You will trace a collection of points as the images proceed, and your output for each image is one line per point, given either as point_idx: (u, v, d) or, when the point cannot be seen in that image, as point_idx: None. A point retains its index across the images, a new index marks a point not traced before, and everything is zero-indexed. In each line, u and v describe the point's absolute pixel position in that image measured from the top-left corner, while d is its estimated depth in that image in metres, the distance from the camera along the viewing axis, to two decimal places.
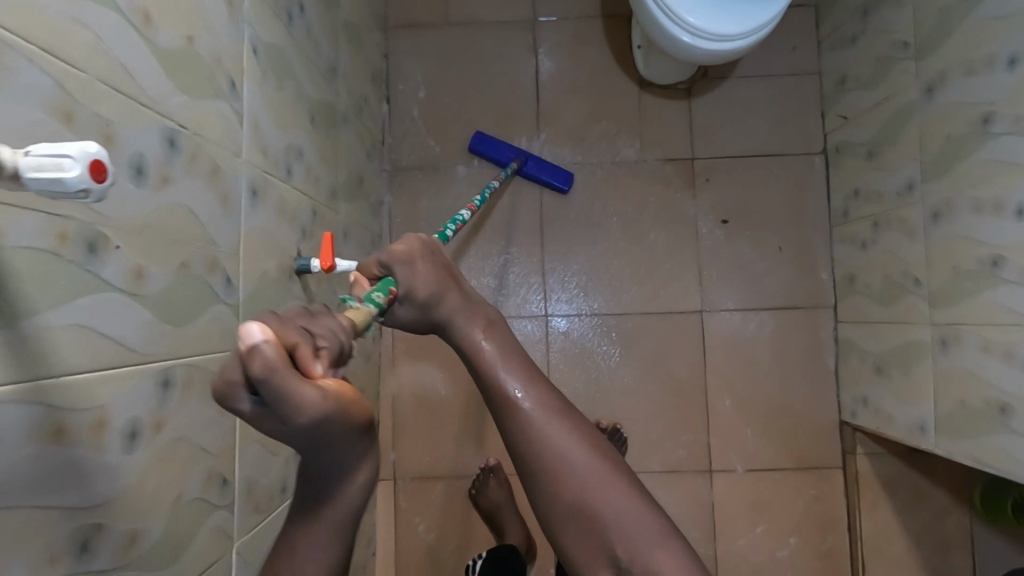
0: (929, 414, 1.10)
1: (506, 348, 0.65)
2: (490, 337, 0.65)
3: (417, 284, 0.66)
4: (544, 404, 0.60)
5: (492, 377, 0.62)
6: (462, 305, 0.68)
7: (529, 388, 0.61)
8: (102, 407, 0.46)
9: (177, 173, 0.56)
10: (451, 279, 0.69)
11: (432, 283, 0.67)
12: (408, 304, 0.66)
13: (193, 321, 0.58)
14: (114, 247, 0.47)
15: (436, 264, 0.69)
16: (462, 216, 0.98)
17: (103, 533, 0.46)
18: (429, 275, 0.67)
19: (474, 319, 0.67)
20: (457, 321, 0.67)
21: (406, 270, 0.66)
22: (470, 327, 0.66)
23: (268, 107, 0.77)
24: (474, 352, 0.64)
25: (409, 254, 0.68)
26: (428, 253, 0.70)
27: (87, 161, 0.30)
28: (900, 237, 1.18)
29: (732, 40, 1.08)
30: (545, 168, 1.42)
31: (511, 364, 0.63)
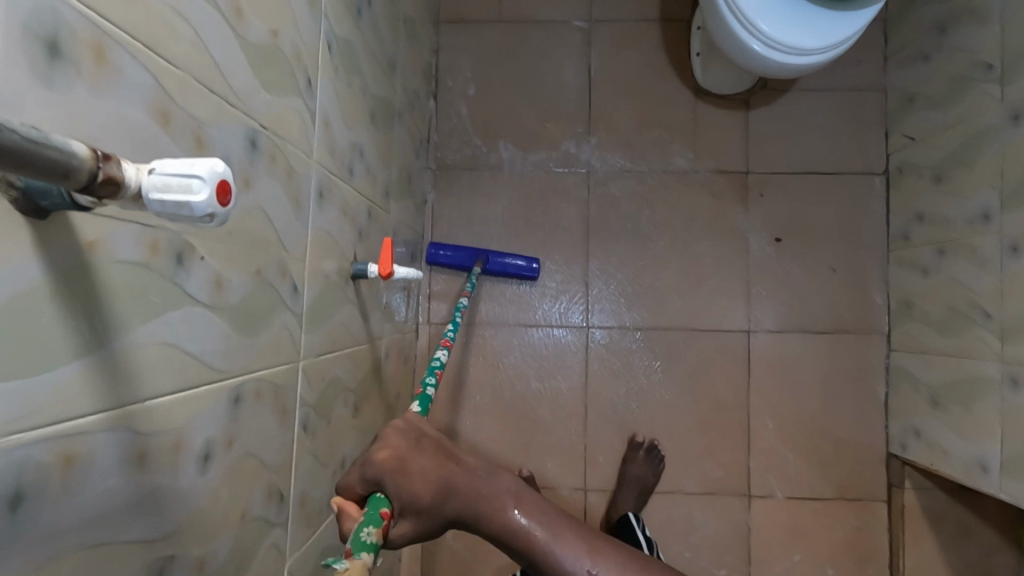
0: (990, 453, 1.05)
1: (545, 516, 0.55)
2: (527, 514, 0.55)
3: (421, 492, 0.53)
4: (609, 562, 0.53)
5: (549, 558, 0.53)
6: (486, 484, 0.56)
7: (591, 554, 0.53)
8: (182, 427, 0.43)
9: (257, 176, 0.53)
10: (453, 465, 0.56)
11: (432, 487, 0.54)
12: (409, 517, 0.53)
13: (264, 331, 0.56)
14: (199, 256, 0.44)
15: (428, 449, 0.57)
16: (438, 360, 0.90)
17: (176, 561, 0.43)
18: (428, 471, 0.55)
19: (503, 496, 0.55)
20: (488, 510, 0.54)
21: (399, 484, 0.54)
22: (500, 508, 0.54)
23: (337, 104, 0.74)
24: (523, 541, 0.54)
25: (397, 457, 0.55)
26: (411, 438, 0.57)
27: (215, 182, 0.27)
28: (968, 266, 1.12)
29: (808, 54, 1.03)
30: (508, 265, 1.35)
31: (560, 532, 0.54)
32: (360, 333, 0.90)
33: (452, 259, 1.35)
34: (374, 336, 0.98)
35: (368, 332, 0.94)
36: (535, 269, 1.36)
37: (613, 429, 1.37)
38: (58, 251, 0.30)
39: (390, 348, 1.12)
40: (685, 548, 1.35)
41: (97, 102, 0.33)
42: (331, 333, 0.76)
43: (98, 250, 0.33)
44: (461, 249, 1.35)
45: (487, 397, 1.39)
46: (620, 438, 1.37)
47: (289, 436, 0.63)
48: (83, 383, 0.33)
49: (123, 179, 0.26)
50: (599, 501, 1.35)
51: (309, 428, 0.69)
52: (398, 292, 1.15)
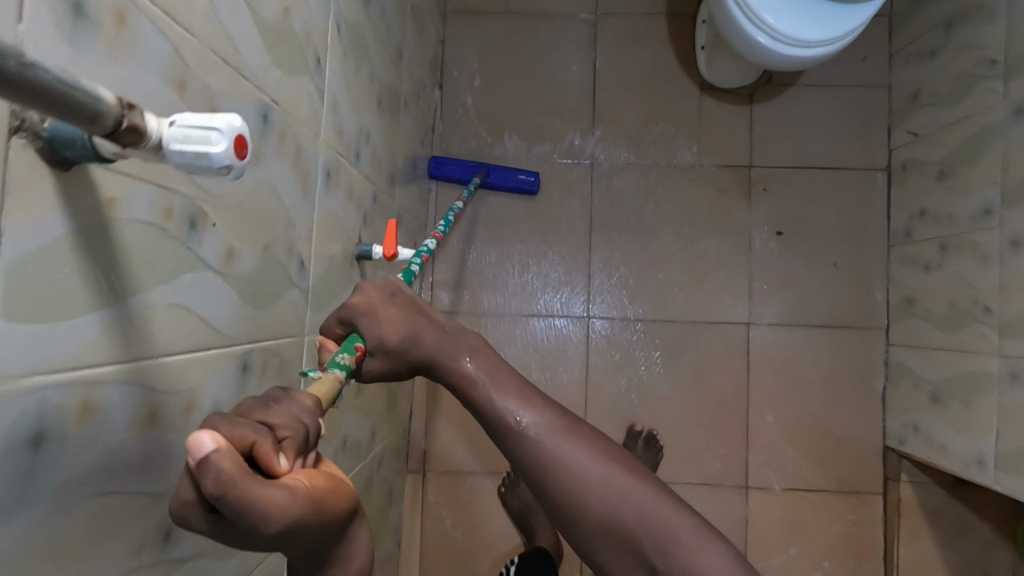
0: (988, 448, 1.05)
1: (496, 371, 0.55)
2: (478, 364, 0.55)
3: (387, 332, 0.54)
4: (547, 418, 0.52)
5: (487, 402, 0.53)
6: (445, 337, 0.56)
7: (529, 409, 0.52)
8: (192, 390, 0.44)
9: (268, 151, 0.54)
10: (420, 316, 0.57)
11: (399, 331, 0.55)
12: (379, 355, 0.55)
13: (272, 306, 0.57)
14: (211, 224, 0.45)
15: (401, 304, 0.57)
16: (428, 246, 0.88)
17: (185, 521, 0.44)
18: (397, 319, 0.55)
19: (457, 347, 0.55)
20: (440, 357, 0.55)
21: (370, 318, 0.55)
22: (453, 355, 0.55)
23: (346, 87, 0.75)
24: (466, 383, 0.54)
25: (370, 304, 0.55)
26: (390, 290, 0.58)
27: (232, 135, 0.28)
28: (970, 262, 1.13)
29: (814, 46, 1.04)
30: (510, 176, 1.38)
31: (504, 385, 0.53)
32: None
33: (454, 172, 1.36)
34: None
35: None
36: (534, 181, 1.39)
37: (612, 420, 1.38)
38: (80, 206, 0.31)
39: None
40: None
41: (117, 65, 0.35)
42: (336, 312, 0.77)
43: (117, 209, 0.34)
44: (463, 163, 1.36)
45: None
46: (620, 429, 1.38)
47: None
48: (100, 337, 0.34)
49: (146, 129, 0.27)
50: None
51: None
52: (401, 278, 1.16)
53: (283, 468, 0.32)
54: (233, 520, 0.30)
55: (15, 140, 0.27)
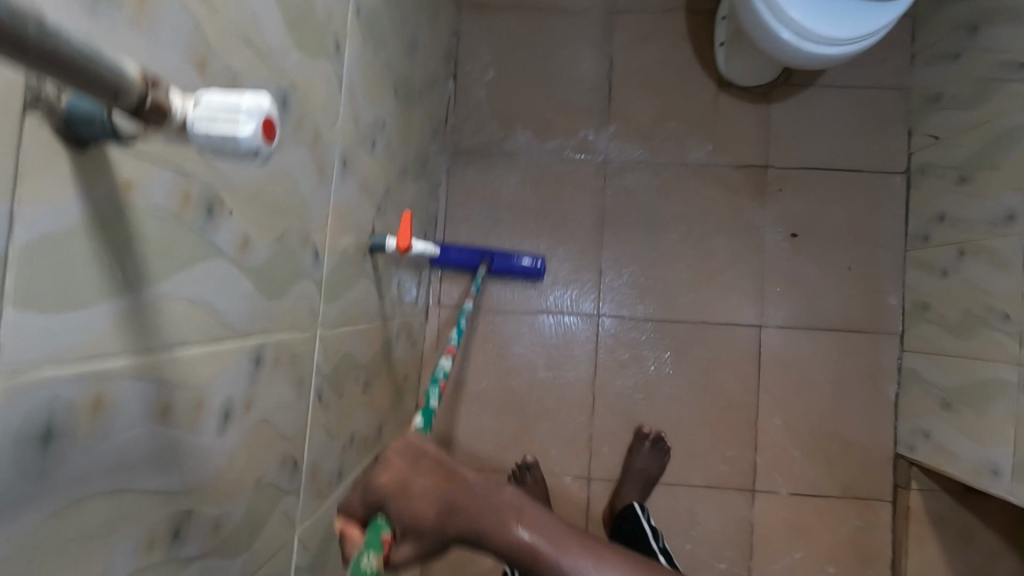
0: (1002, 457, 1.04)
1: (546, 524, 0.51)
2: (530, 526, 0.51)
3: (425, 515, 0.51)
4: (613, 568, 0.50)
5: (553, 570, 0.50)
6: (484, 497, 0.52)
7: (596, 563, 0.50)
8: (204, 384, 0.42)
9: (286, 136, 0.52)
10: (451, 480, 0.52)
11: (434, 508, 0.51)
12: (412, 539, 0.51)
13: (286, 296, 0.55)
14: (228, 212, 0.43)
15: (429, 468, 0.53)
16: (442, 369, 0.91)
17: (193, 520, 0.42)
18: (430, 491, 0.52)
19: (502, 510, 0.51)
20: (486, 527, 0.50)
21: (400, 503, 0.51)
22: (500, 522, 0.50)
23: (363, 74, 0.73)
24: (525, 555, 0.50)
25: (400, 480, 0.52)
26: (415, 456, 0.53)
27: (261, 118, 0.26)
28: (988, 268, 1.11)
29: (839, 45, 1.02)
30: (514, 261, 1.32)
31: (561, 541, 0.51)
32: (374, 308, 0.89)
33: (456, 260, 1.28)
34: (386, 313, 0.98)
35: (382, 308, 0.94)
36: (536, 266, 1.33)
37: (618, 420, 1.36)
38: (95, 189, 0.29)
39: (401, 327, 1.11)
40: (686, 541, 1.34)
41: (137, 39, 0.33)
42: (347, 305, 0.75)
43: (133, 193, 0.32)
44: (464, 249, 1.28)
45: (494, 383, 1.38)
46: (626, 429, 1.36)
47: (304, 404, 0.62)
48: (112, 327, 0.32)
49: (170, 107, 0.25)
50: (603, 491, 1.35)
51: (323, 398, 0.68)
52: (410, 272, 1.14)
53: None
54: None
55: (29, 116, 0.25)
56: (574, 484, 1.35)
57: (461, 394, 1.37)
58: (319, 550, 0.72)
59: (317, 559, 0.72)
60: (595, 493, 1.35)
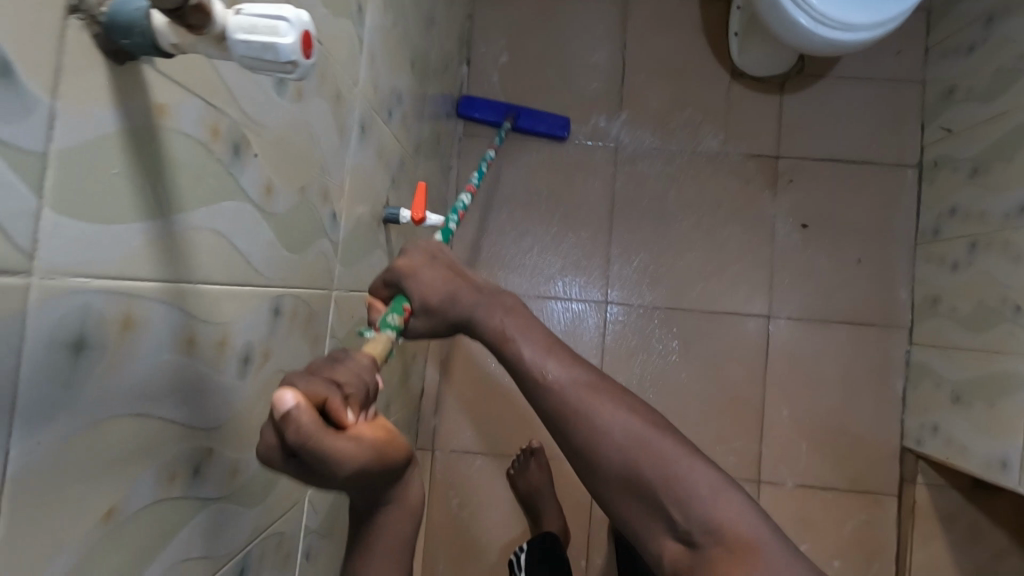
0: (1013, 449, 1.03)
1: (530, 328, 0.55)
2: (512, 320, 0.55)
3: (427, 291, 0.57)
4: (575, 372, 0.52)
5: (518, 358, 0.53)
6: (481, 299, 0.57)
7: (561, 364, 0.52)
8: (226, 324, 0.42)
9: (309, 90, 0.52)
10: (459, 276, 0.59)
11: (438, 291, 0.57)
12: (421, 314, 0.57)
13: (305, 251, 0.55)
14: (253, 153, 0.43)
15: (443, 264, 0.59)
16: (462, 202, 0.90)
17: (213, 460, 0.42)
18: (439, 279, 0.58)
19: (493, 306, 0.56)
20: (476, 313, 0.56)
21: (413, 281, 0.57)
22: (488, 312, 0.56)
23: (383, 41, 0.73)
24: (498, 342, 0.54)
25: (412, 267, 0.58)
26: (433, 254, 0.60)
27: (301, 30, 0.27)
28: (1001, 260, 1.11)
29: (856, 31, 1.02)
30: (541, 120, 1.37)
31: (535, 340, 0.54)
32: None
33: (486, 115, 1.37)
34: None
35: None
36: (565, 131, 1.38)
37: None
38: (131, 106, 0.30)
39: None
40: None
41: None
42: (361, 272, 0.76)
43: (166, 116, 0.33)
44: (494, 107, 1.37)
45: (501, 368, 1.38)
46: None
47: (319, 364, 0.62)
48: (145, 248, 0.32)
49: (212, 13, 0.26)
50: None
51: None
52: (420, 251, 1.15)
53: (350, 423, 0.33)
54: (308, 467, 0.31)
55: (72, 22, 0.26)
56: None
57: (467, 378, 1.37)
58: (327, 516, 0.72)
59: (325, 525, 0.72)
60: None
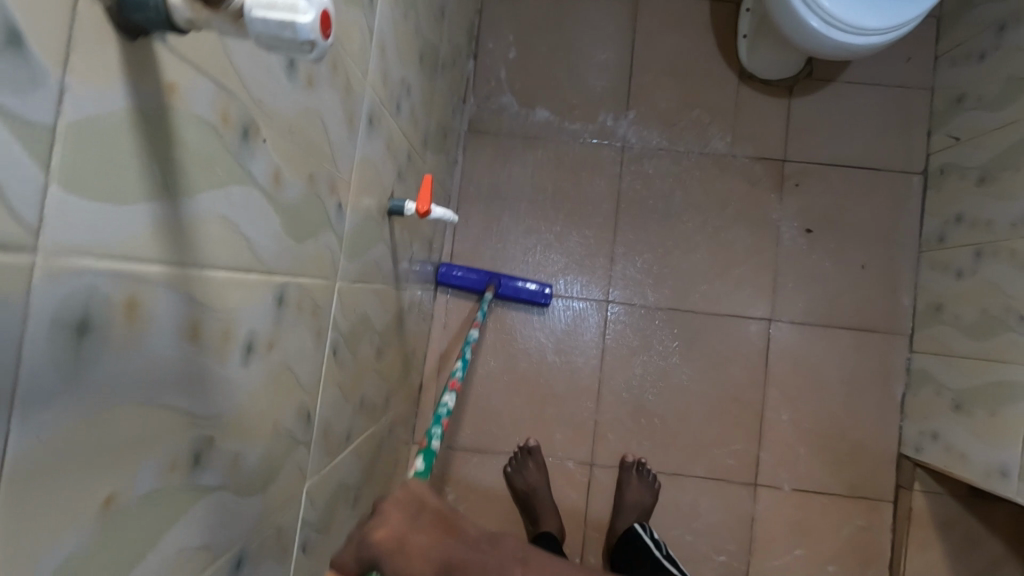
0: (1013, 458, 1.03)
1: (553, 570, 0.46)
2: (531, 569, 0.46)
3: (421, 571, 0.45)
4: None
5: None
6: (484, 545, 0.47)
7: None
8: (231, 312, 0.41)
9: (320, 78, 0.51)
10: (442, 531, 0.48)
11: (429, 559, 0.46)
12: None
13: (311, 241, 0.54)
14: (262, 140, 0.42)
15: (430, 518, 0.50)
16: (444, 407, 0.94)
17: (214, 449, 0.42)
18: (429, 544, 0.47)
19: (506, 553, 0.47)
20: (490, 575, 0.45)
21: (395, 559, 0.46)
22: (498, 570, 0.45)
23: (394, 31, 0.72)
24: None
25: (395, 537, 0.48)
26: (412, 516, 0.49)
27: (319, 9, 0.26)
28: (1007, 268, 1.10)
29: (867, 35, 1.02)
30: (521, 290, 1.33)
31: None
32: (389, 274, 0.89)
33: (464, 280, 1.33)
34: (400, 282, 0.98)
35: (396, 276, 0.93)
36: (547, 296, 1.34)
37: (624, 407, 1.36)
38: (142, 83, 0.29)
39: (412, 299, 1.11)
40: (687, 532, 1.33)
41: None
42: (365, 265, 0.75)
43: (177, 98, 0.32)
44: (473, 271, 1.33)
45: (501, 365, 1.37)
46: (631, 417, 1.35)
47: (321, 355, 0.62)
48: (151, 231, 0.31)
49: None
50: (606, 477, 1.34)
51: (339, 355, 0.68)
52: (423, 245, 1.14)
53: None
54: None
55: None
56: (577, 470, 1.34)
57: (467, 373, 1.37)
58: (325, 508, 0.71)
59: (322, 517, 0.71)
60: (597, 480, 1.34)
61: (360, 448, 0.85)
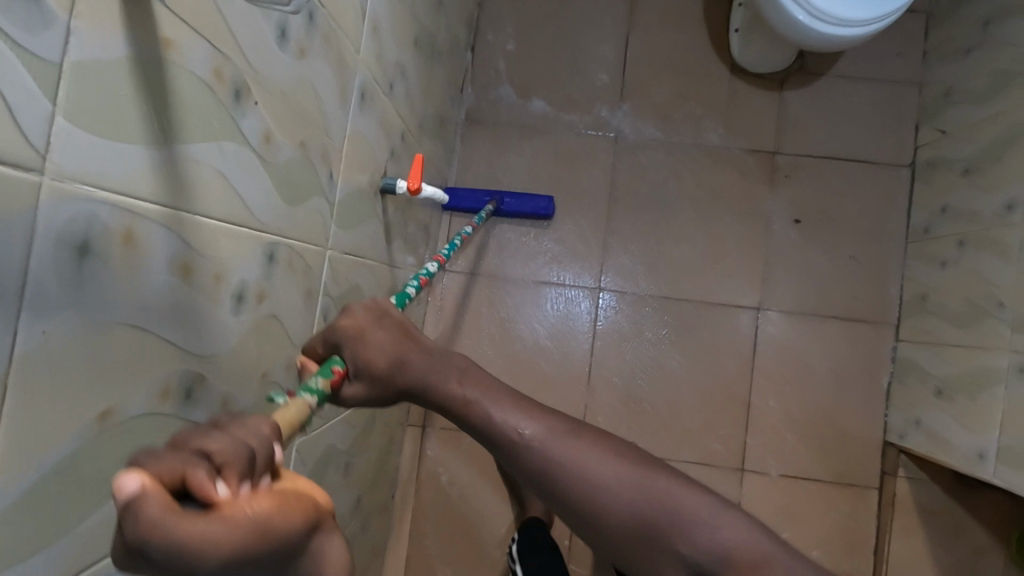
0: (991, 443, 1.05)
1: (491, 390, 0.59)
2: (470, 384, 0.59)
3: (375, 359, 0.55)
4: (547, 426, 0.57)
5: (490, 423, 0.57)
6: (433, 360, 0.59)
7: (530, 418, 0.58)
8: (222, 260, 0.45)
9: (313, 50, 0.55)
10: (405, 339, 0.59)
11: (388, 356, 0.56)
12: (362, 380, 0.55)
13: (302, 205, 0.58)
14: (254, 102, 0.46)
15: (390, 328, 0.59)
16: (428, 269, 0.88)
17: (204, 387, 0.45)
18: (386, 343, 0.57)
19: (451, 370, 0.59)
20: (436, 380, 0.59)
21: (356, 346, 0.55)
22: (443, 379, 0.59)
23: (388, 14, 0.76)
24: (459, 406, 0.58)
25: (358, 328, 0.56)
26: (378, 318, 0.58)
27: None
28: (990, 257, 1.12)
29: (850, 26, 1.04)
30: (523, 202, 1.37)
31: (494, 397, 0.59)
32: (382, 251, 0.92)
33: (465, 200, 1.34)
34: (393, 260, 1.01)
35: (389, 254, 0.97)
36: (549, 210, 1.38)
37: (614, 392, 1.38)
38: (140, 35, 0.32)
39: (405, 280, 1.14)
40: None
41: None
42: (357, 237, 0.78)
43: (173, 53, 0.35)
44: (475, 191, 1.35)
45: (493, 350, 1.40)
46: (622, 402, 1.38)
47: (311, 317, 0.65)
48: (148, 170, 0.35)
49: None
50: None
51: (329, 320, 0.71)
52: (419, 228, 1.18)
53: (223, 494, 0.28)
54: (165, 562, 0.25)
55: None
56: None
57: (461, 357, 1.40)
58: (313, 469, 0.75)
59: (310, 476, 0.75)
60: None
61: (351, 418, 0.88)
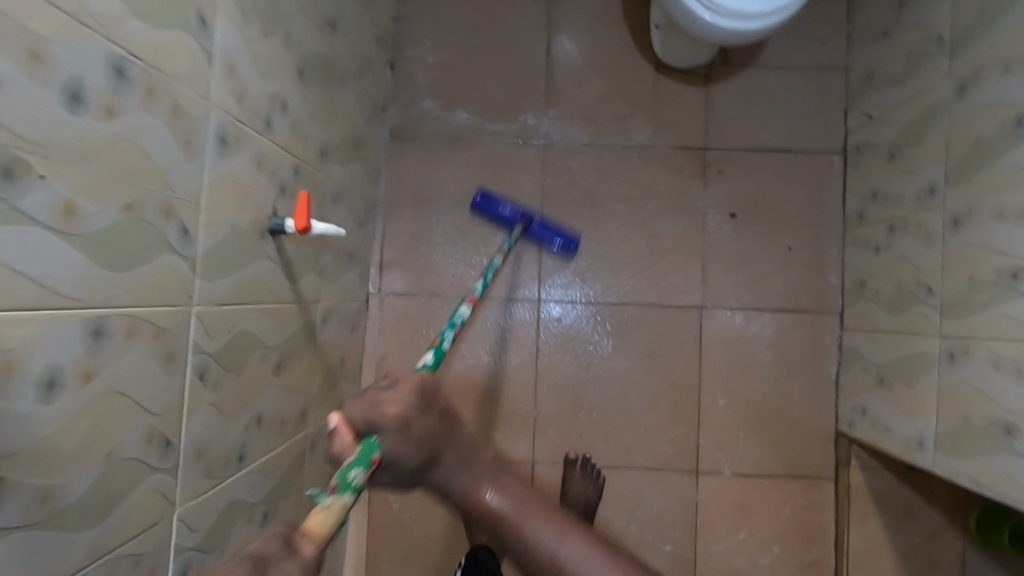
0: (928, 430, 1.04)
1: (508, 493, 0.67)
2: (490, 489, 0.67)
3: (409, 454, 0.66)
4: (557, 535, 0.65)
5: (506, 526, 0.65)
6: (457, 459, 0.69)
7: (541, 527, 0.65)
8: (13, 349, 0.42)
9: (128, 106, 0.51)
10: (441, 430, 0.69)
11: (424, 446, 0.67)
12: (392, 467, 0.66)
13: (142, 269, 0.55)
14: (38, 176, 0.43)
15: (431, 416, 0.70)
16: (460, 315, 1.00)
17: (4, 486, 0.42)
18: (424, 437, 0.67)
19: (476, 473, 0.68)
20: (458, 481, 0.68)
21: (394, 434, 0.66)
22: (468, 480, 0.68)
23: (249, 50, 0.72)
24: (477, 504, 0.66)
25: (404, 415, 0.67)
26: (423, 405, 0.70)
27: None
28: (915, 242, 1.11)
29: (753, 19, 1.02)
30: (550, 228, 1.25)
31: (514, 507, 0.66)
32: (285, 292, 0.89)
33: (494, 211, 1.24)
34: (305, 297, 0.98)
35: (296, 292, 0.94)
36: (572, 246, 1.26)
37: (563, 403, 1.36)
38: None
39: (328, 311, 1.11)
40: (631, 523, 1.34)
41: None
42: (241, 284, 0.75)
43: None
44: (506, 203, 1.24)
45: (437, 371, 1.37)
46: (570, 412, 1.36)
47: (177, 381, 0.62)
48: None
49: None
50: (548, 473, 1.35)
51: (208, 377, 0.68)
52: (338, 257, 1.14)
53: None
54: None
55: None
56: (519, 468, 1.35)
57: None
58: (212, 533, 0.71)
59: (209, 538, 0.71)
60: (540, 477, 1.35)
61: (265, 466, 0.85)
